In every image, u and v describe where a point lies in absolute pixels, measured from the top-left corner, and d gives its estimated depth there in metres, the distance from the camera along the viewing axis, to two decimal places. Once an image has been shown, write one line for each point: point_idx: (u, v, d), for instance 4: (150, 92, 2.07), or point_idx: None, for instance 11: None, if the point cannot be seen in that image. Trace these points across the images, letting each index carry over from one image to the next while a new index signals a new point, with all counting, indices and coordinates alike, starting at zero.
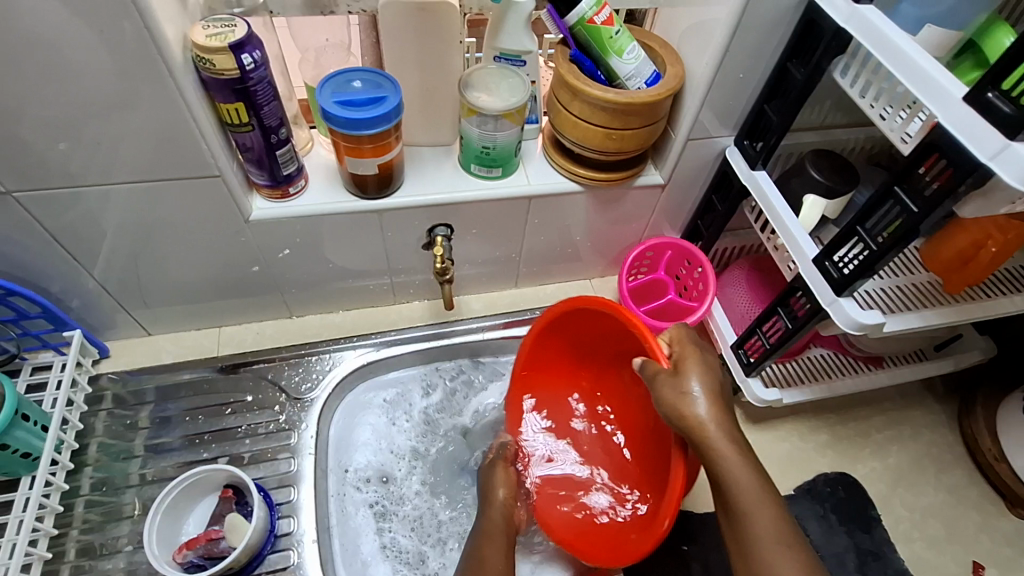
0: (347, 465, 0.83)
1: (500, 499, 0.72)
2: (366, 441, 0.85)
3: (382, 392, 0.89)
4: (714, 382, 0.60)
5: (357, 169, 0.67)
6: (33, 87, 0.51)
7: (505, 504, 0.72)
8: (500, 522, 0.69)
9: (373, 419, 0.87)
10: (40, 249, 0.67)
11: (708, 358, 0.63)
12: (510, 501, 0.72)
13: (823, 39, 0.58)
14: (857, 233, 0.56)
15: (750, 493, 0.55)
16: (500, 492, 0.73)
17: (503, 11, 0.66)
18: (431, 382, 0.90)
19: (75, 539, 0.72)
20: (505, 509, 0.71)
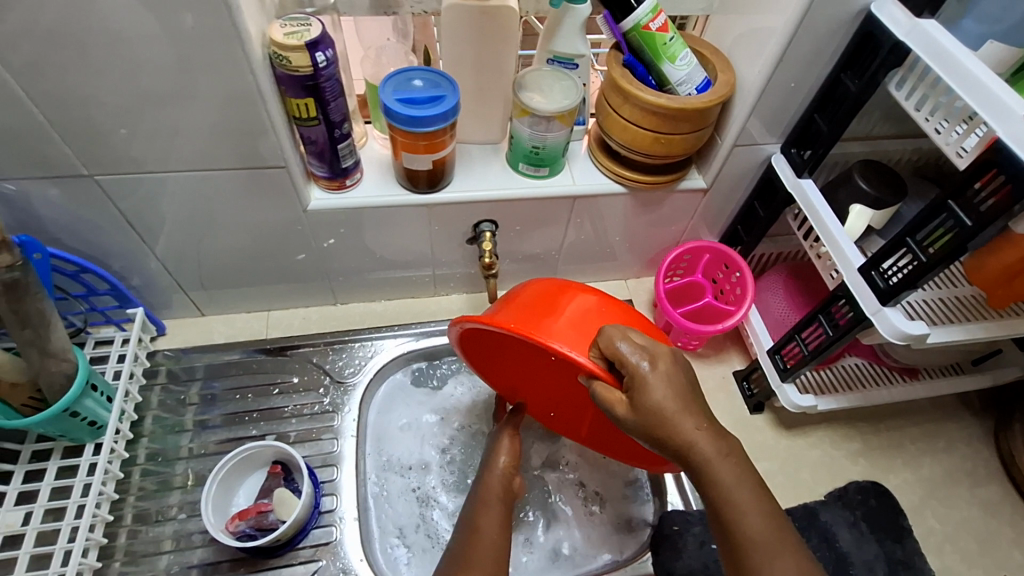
0: (387, 453, 0.85)
1: (502, 466, 0.70)
2: (408, 431, 0.87)
3: (420, 379, 0.91)
4: (680, 389, 0.51)
5: (412, 164, 0.70)
6: (123, 74, 0.55)
7: (506, 471, 0.70)
8: (499, 490, 0.67)
9: (408, 405, 0.89)
10: (111, 227, 0.71)
11: (662, 362, 0.52)
12: (511, 471, 0.70)
13: (881, 52, 0.59)
14: (906, 244, 0.57)
15: (742, 498, 0.50)
16: (502, 459, 0.71)
17: (560, 15, 0.67)
18: (465, 372, 0.92)
19: (132, 505, 0.75)
20: (506, 475, 0.69)
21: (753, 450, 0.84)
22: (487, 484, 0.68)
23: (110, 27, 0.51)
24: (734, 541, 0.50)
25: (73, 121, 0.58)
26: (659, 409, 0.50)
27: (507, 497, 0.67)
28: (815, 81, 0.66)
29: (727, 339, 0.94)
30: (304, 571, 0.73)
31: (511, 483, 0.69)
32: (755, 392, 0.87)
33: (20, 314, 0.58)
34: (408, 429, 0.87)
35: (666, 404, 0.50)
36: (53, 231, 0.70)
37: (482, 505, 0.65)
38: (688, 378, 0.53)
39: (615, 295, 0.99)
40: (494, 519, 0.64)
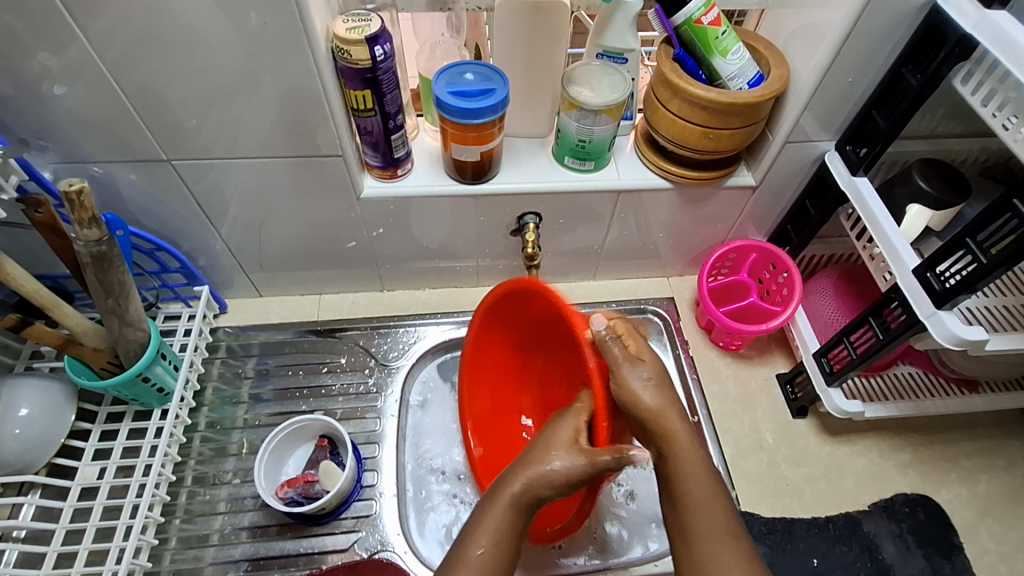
0: (421, 446, 0.86)
1: (515, 495, 0.57)
2: (444, 431, 0.87)
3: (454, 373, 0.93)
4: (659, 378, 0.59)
5: (461, 155, 0.72)
6: (202, 66, 0.59)
7: (529, 483, 0.57)
8: (512, 496, 0.57)
9: (445, 397, 0.90)
10: (183, 210, 0.77)
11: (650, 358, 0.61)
12: (530, 505, 0.57)
13: (946, 45, 0.57)
14: (965, 245, 0.54)
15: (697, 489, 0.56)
16: (553, 477, 0.56)
17: (611, 10, 0.68)
18: None
19: (192, 468, 0.81)
20: (534, 497, 0.57)
21: (796, 455, 0.82)
22: (491, 513, 0.56)
23: (192, 22, 0.55)
24: (683, 527, 0.56)
25: (157, 110, 0.63)
26: (638, 385, 0.58)
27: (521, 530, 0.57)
28: (874, 75, 0.64)
29: (772, 341, 0.91)
30: (345, 540, 0.77)
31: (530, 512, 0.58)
32: (798, 396, 0.85)
33: (104, 284, 0.63)
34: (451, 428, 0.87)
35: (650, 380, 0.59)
36: (133, 211, 0.76)
37: (477, 532, 0.56)
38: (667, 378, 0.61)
39: (658, 291, 0.98)
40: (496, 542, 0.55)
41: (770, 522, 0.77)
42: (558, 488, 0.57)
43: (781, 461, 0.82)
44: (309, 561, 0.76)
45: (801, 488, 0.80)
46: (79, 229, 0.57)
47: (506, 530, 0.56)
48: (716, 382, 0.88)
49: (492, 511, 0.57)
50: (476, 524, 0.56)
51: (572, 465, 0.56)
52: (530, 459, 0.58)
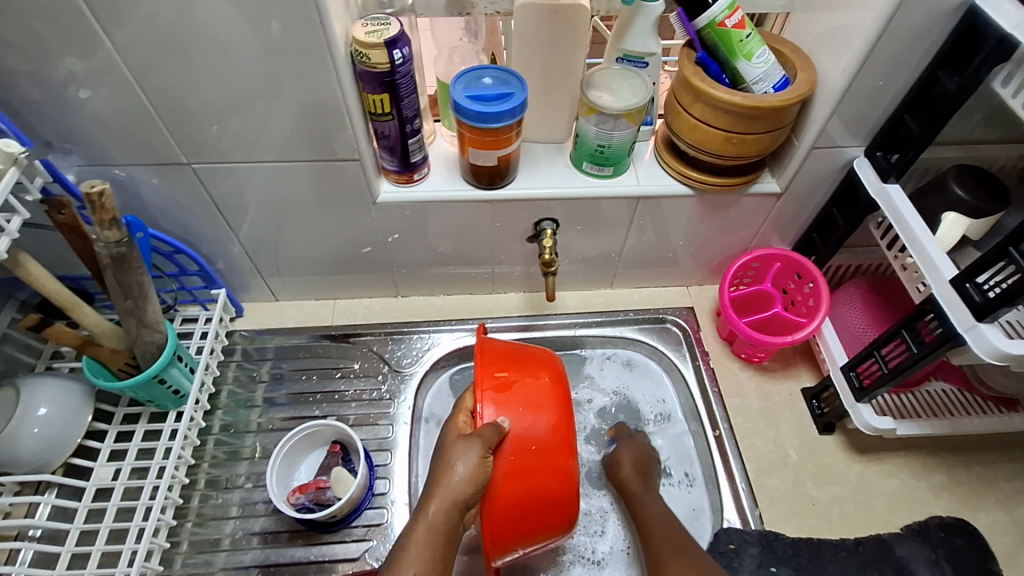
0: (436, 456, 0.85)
1: (433, 516, 0.57)
2: None
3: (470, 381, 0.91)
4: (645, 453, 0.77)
5: (478, 160, 0.71)
6: (220, 70, 0.60)
7: (448, 495, 0.57)
8: (432, 516, 0.57)
9: None
10: (202, 213, 0.77)
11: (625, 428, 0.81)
12: (449, 519, 0.57)
13: (985, 46, 0.54)
14: (1008, 255, 0.51)
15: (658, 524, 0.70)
16: (456, 479, 0.57)
17: (633, 12, 0.67)
18: None
19: (205, 471, 0.81)
20: (451, 508, 0.57)
21: (823, 473, 0.79)
22: (413, 539, 0.56)
23: (210, 27, 0.56)
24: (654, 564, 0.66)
25: (177, 114, 0.64)
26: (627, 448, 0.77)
27: (443, 549, 0.57)
28: (908, 78, 0.62)
29: (797, 354, 0.88)
30: (356, 549, 0.76)
31: (454, 530, 0.57)
32: (825, 412, 0.81)
33: (123, 285, 0.63)
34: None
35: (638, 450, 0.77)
36: (154, 214, 0.77)
37: (402, 560, 0.55)
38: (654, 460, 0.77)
39: (677, 301, 0.96)
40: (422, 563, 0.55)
41: (796, 544, 0.74)
42: (465, 484, 0.57)
43: (807, 478, 0.78)
44: (319, 570, 0.75)
45: (828, 508, 0.76)
46: (100, 230, 0.58)
47: (427, 549, 0.56)
48: (739, 396, 0.85)
49: (415, 538, 0.57)
50: (402, 550, 0.56)
51: (466, 458, 0.57)
52: (435, 470, 0.59)
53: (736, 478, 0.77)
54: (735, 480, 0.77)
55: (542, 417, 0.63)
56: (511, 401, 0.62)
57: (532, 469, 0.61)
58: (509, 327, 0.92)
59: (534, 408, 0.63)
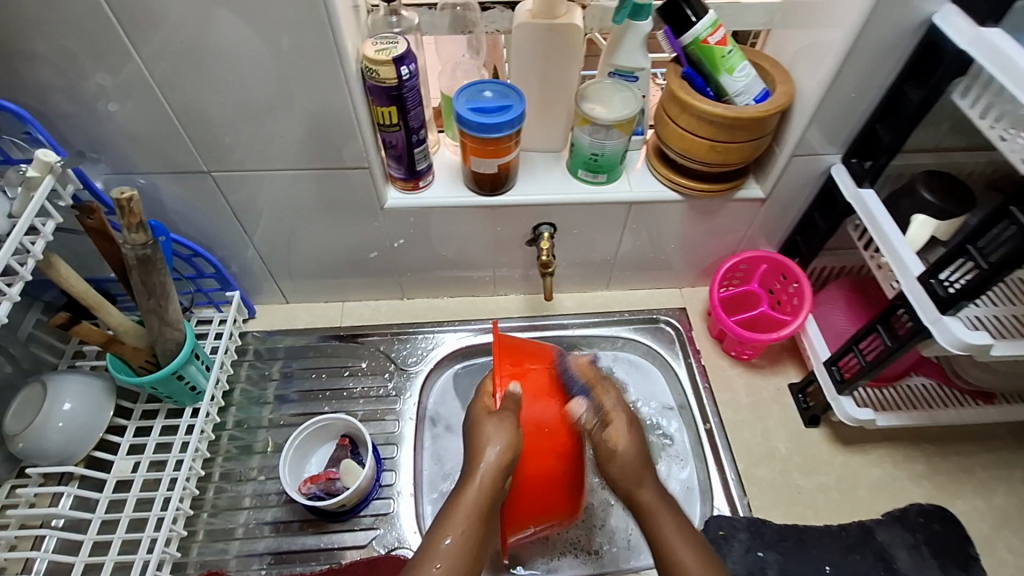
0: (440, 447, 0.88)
1: (482, 480, 0.60)
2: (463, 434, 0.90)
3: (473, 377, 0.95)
4: (638, 441, 0.66)
5: (480, 167, 0.76)
6: (241, 84, 0.64)
7: (492, 467, 0.60)
8: (478, 483, 0.60)
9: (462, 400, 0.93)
10: (219, 218, 0.82)
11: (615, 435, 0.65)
12: (493, 483, 0.61)
13: (944, 62, 0.59)
14: (967, 252, 0.56)
15: (667, 528, 0.63)
16: (494, 452, 0.61)
17: (623, 31, 0.72)
18: None
19: (219, 465, 0.85)
20: (497, 474, 0.60)
21: (808, 463, 0.83)
22: (457, 507, 0.60)
23: (232, 45, 0.60)
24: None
25: (198, 125, 0.69)
26: (620, 441, 0.65)
27: (484, 512, 0.60)
28: (877, 91, 0.67)
29: (784, 351, 0.92)
30: (364, 537, 0.80)
31: (493, 497, 0.61)
32: (811, 405, 0.85)
33: (148, 285, 0.68)
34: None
35: (630, 438, 0.65)
36: (175, 220, 0.82)
37: (448, 522, 0.60)
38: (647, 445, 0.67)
39: (670, 302, 1.00)
40: (466, 526, 0.60)
41: (782, 530, 0.77)
42: (505, 453, 0.61)
43: (793, 469, 0.82)
44: (329, 556, 0.79)
45: (813, 496, 0.80)
46: (128, 234, 0.62)
47: (470, 513, 0.60)
48: (728, 391, 0.89)
49: (459, 503, 0.61)
50: (447, 514, 0.61)
51: (497, 435, 0.61)
52: (471, 445, 0.63)
53: (726, 468, 0.81)
54: (725, 470, 0.81)
55: (554, 403, 0.67)
56: (527, 388, 0.67)
57: (544, 449, 0.66)
58: (509, 328, 0.96)
59: (546, 395, 0.67)
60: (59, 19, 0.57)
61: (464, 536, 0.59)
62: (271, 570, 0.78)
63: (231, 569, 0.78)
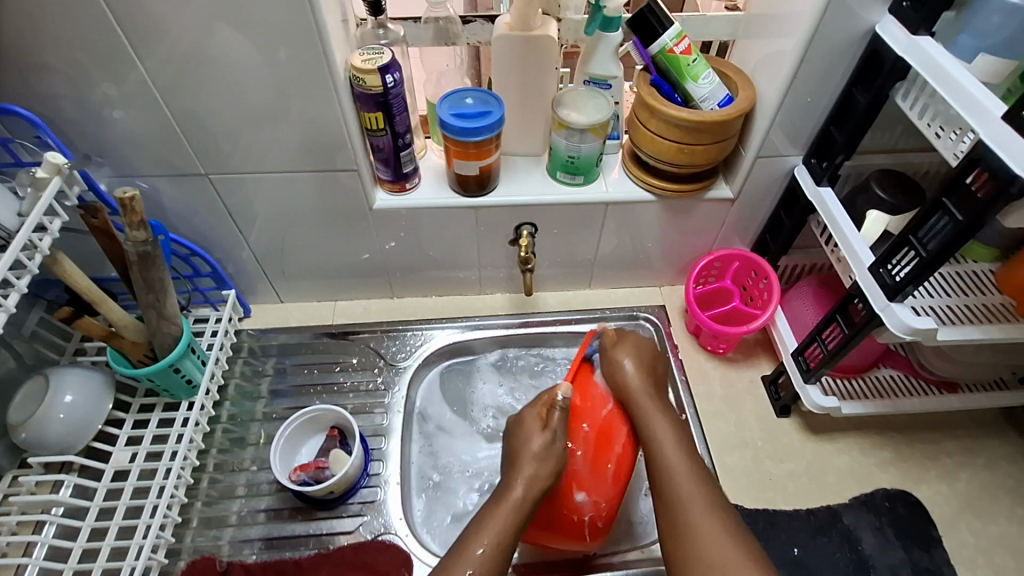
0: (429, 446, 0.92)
1: (516, 497, 0.66)
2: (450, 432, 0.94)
3: (455, 377, 0.99)
4: (642, 368, 0.76)
5: (463, 170, 0.80)
6: (237, 92, 0.69)
7: (529, 480, 0.66)
8: (515, 497, 0.66)
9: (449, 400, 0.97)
10: (216, 220, 0.86)
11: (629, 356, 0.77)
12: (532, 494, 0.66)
13: (885, 67, 0.64)
14: (909, 242, 0.61)
15: (696, 504, 0.63)
16: (538, 464, 0.67)
17: (595, 42, 0.77)
18: (502, 365, 1.00)
19: (214, 456, 0.88)
20: (534, 482, 0.66)
21: (779, 451, 0.86)
22: (494, 516, 0.64)
23: (229, 55, 0.65)
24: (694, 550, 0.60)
25: (197, 131, 0.73)
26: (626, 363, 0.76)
27: (518, 525, 0.64)
28: (830, 96, 0.72)
29: (757, 345, 0.96)
30: (352, 523, 0.83)
31: (529, 509, 0.66)
32: (781, 396, 0.89)
33: (147, 281, 0.71)
34: (467, 432, 0.94)
35: (634, 366, 0.76)
36: (174, 220, 0.86)
37: (482, 529, 0.63)
38: (655, 377, 0.77)
39: (649, 299, 1.04)
40: (503, 530, 0.63)
41: (753, 514, 0.81)
42: (542, 470, 0.67)
43: (764, 456, 0.86)
44: (318, 542, 0.82)
45: (783, 482, 0.84)
46: (130, 231, 0.66)
47: (505, 525, 0.64)
48: (704, 383, 0.93)
49: (496, 514, 0.65)
50: (479, 524, 0.64)
51: (539, 447, 0.69)
52: (516, 454, 0.70)
53: (701, 455, 0.84)
54: (700, 459, 0.84)
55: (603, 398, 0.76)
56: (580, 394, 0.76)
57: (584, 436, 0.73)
58: (494, 325, 1.00)
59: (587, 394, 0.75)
60: (69, 32, 0.61)
61: (495, 539, 0.62)
62: (262, 556, 0.81)
63: (223, 555, 0.81)
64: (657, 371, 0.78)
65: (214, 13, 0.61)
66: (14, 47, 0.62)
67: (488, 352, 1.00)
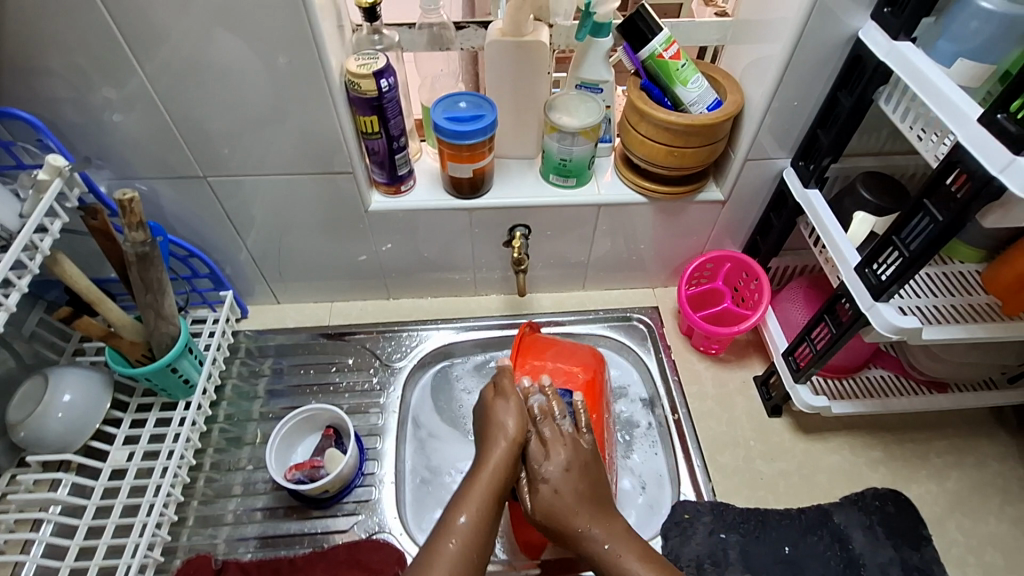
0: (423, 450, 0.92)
1: (497, 457, 0.67)
2: (442, 437, 0.94)
3: (442, 381, 0.99)
4: (573, 468, 0.68)
5: (456, 172, 0.81)
6: (236, 96, 0.71)
7: (508, 439, 0.68)
8: (496, 456, 0.67)
9: (441, 403, 0.97)
10: (214, 222, 0.87)
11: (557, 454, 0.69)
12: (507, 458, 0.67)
13: (869, 71, 0.65)
14: (893, 242, 0.62)
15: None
16: (505, 428, 0.69)
17: (586, 47, 0.78)
18: (487, 368, 1.00)
19: (210, 456, 0.89)
20: (511, 447, 0.68)
21: (770, 450, 0.87)
22: (473, 487, 0.65)
23: (229, 61, 0.67)
24: None
25: (196, 135, 0.75)
26: (551, 481, 0.67)
27: (498, 491, 0.65)
28: (817, 99, 0.73)
29: (749, 346, 0.97)
30: (346, 522, 0.84)
31: (505, 475, 0.67)
32: (772, 396, 0.90)
33: (146, 281, 0.73)
34: (458, 436, 0.94)
35: (564, 468, 0.68)
36: (172, 222, 0.87)
37: (461, 504, 0.64)
38: (592, 487, 0.68)
39: (643, 301, 1.05)
40: (481, 496, 0.64)
41: (744, 513, 0.81)
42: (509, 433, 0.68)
43: (756, 456, 0.86)
44: (313, 540, 0.83)
45: (774, 481, 0.84)
46: (129, 232, 0.67)
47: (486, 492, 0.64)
48: (696, 383, 0.94)
49: (476, 483, 0.65)
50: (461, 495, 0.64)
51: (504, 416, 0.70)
52: (485, 428, 0.71)
53: (693, 455, 0.85)
54: (692, 459, 0.85)
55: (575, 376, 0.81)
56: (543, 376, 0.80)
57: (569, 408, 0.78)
58: (488, 325, 1.01)
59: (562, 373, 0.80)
60: (70, 37, 0.63)
61: (476, 510, 0.63)
62: (258, 554, 0.82)
63: (219, 553, 0.82)
64: (592, 469, 0.69)
65: (212, 19, 0.62)
66: (17, 52, 0.64)
67: (481, 352, 1.01)
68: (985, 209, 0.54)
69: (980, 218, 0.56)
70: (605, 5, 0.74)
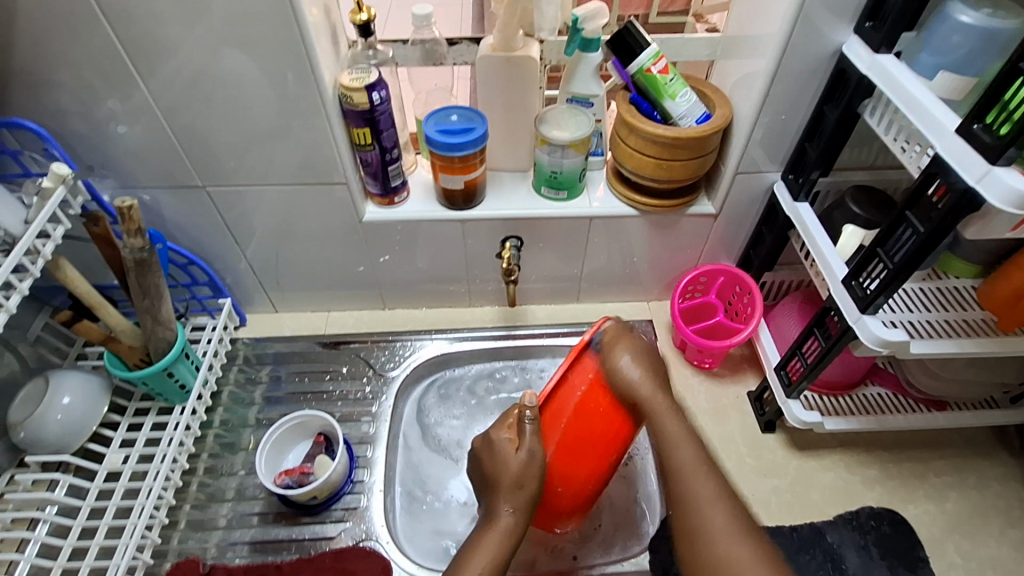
0: (412, 463, 0.93)
1: (504, 520, 0.66)
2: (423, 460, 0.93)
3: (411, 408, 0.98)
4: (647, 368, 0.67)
5: (448, 184, 0.83)
6: (235, 112, 0.73)
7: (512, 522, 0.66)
8: (505, 523, 0.66)
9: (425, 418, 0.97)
10: (215, 231, 0.90)
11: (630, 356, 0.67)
12: (516, 525, 0.66)
13: (851, 85, 0.66)
14: (877, 254, 0.62)
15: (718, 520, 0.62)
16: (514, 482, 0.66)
17: (575, 61, 0.80)
18: (445, 391, 1.00)
19: (204, 460, 0.90)
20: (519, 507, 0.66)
21: (763, 466, 0.86)
22: (483, 542, 0.65)
23: (230, 77, 0.69)
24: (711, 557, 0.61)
25: (197, 147, 0.77)
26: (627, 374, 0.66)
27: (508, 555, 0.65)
28: (805, 113, 0.73)
29: (744, 361, 0.97)
30: (335, 529, 0.84)
31: (518, 534, 0.66)
32: (765, 412, 0.89)
33: (143, 286, 0.74)
34: (437, 458, 0.94)
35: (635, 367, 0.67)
36: (174, 230, 0.90)
37: (469, 560, 0.64)
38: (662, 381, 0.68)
39: (637, 315, 1.05)
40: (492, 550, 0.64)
41: None
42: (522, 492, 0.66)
43: (748, 471, 0.85)
44: (300, 547, 0.83)
45: (766, 498, 0.83)
46: (128, 238, 0.69)
47: (495, 555, 0.64)
48: (689, 397, 0.93)
49: (484, 541, 0.65)
50: (470, 554, 0.65)
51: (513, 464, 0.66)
52: (491, 471, 0.69)
53: None
54: None
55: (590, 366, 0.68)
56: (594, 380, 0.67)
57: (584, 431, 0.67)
58: (480, 337, 1.01)
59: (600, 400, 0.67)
60: (79, 54, 0.66)
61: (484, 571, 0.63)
62: (247, 559, 0.82)
63: (208, 557, 0.82)
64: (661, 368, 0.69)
65: (217, 37, 0.65)
66: (28, 66, 0.67)
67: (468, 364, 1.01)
68: (965, 220, 0.55)
69: (961, 229, 0.57)
70: (593, 21, 0.75)
